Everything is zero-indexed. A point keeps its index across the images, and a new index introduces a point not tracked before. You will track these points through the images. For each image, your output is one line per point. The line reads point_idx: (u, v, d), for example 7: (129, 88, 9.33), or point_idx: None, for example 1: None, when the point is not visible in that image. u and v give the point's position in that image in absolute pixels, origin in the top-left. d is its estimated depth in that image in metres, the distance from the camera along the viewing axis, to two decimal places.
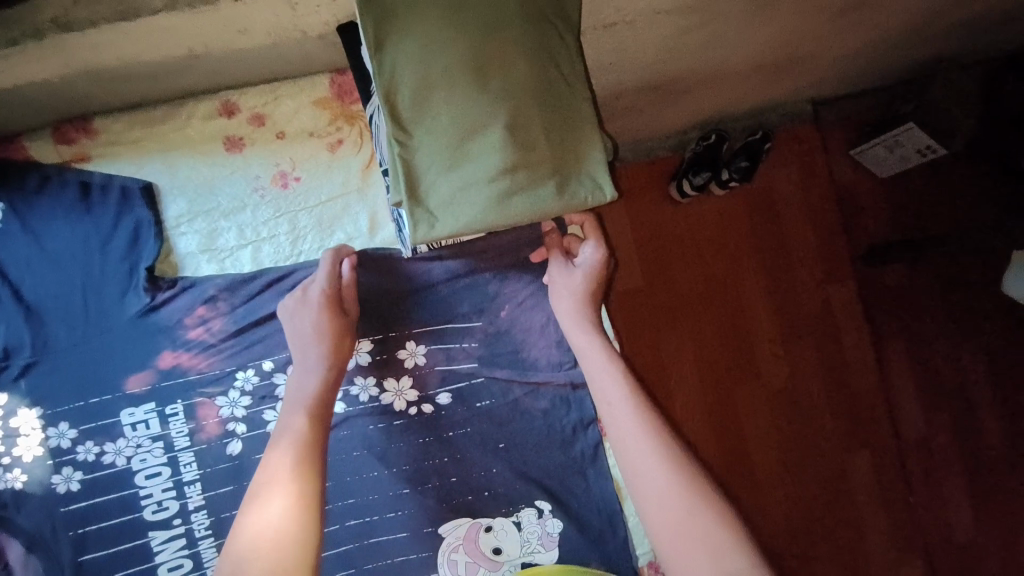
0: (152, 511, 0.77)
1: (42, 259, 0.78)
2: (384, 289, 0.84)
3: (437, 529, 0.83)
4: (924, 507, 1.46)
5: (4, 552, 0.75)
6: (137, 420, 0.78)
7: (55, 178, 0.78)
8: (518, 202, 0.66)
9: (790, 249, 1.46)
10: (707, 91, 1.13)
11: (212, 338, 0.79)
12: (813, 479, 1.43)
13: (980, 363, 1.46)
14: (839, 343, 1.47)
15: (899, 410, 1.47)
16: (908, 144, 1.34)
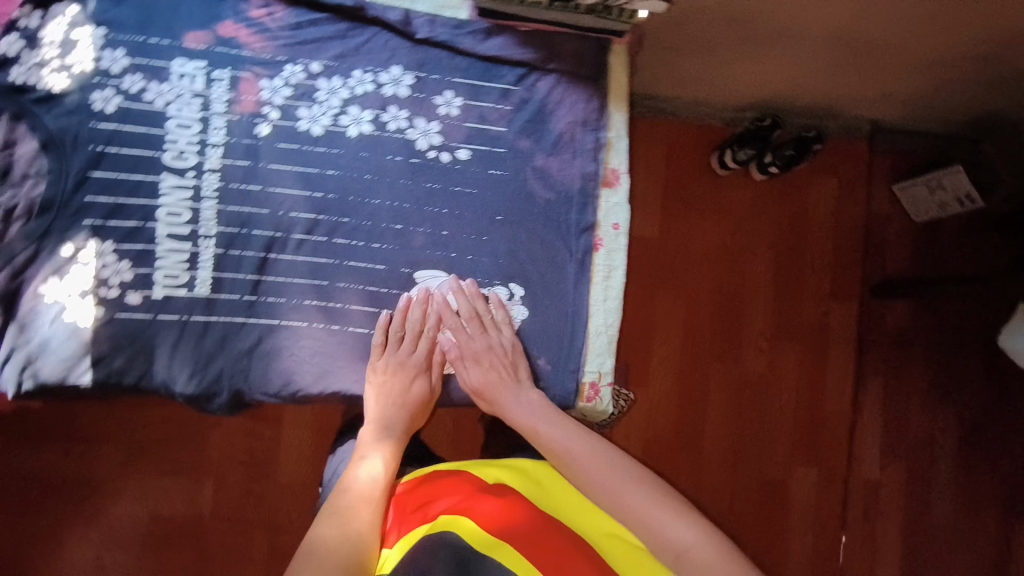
0: (171, 157, 0.83)
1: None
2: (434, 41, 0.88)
3: (414, 273, 0.89)
4: (855, 550, 1.44)
5: (17, 144, 0.80)
6: (184, 73, 0.83)
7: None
8: None
9: (809, 247, 1.44)
10: (779, 56, 1.11)
11: (272, 24, 0.85)
12: (756, 482, 1.41)
13: (955, 433, 1.45)
14: (824, 359, 1.44)
15: (862, 450, 1.44)
16: (948, 189, 1.35)
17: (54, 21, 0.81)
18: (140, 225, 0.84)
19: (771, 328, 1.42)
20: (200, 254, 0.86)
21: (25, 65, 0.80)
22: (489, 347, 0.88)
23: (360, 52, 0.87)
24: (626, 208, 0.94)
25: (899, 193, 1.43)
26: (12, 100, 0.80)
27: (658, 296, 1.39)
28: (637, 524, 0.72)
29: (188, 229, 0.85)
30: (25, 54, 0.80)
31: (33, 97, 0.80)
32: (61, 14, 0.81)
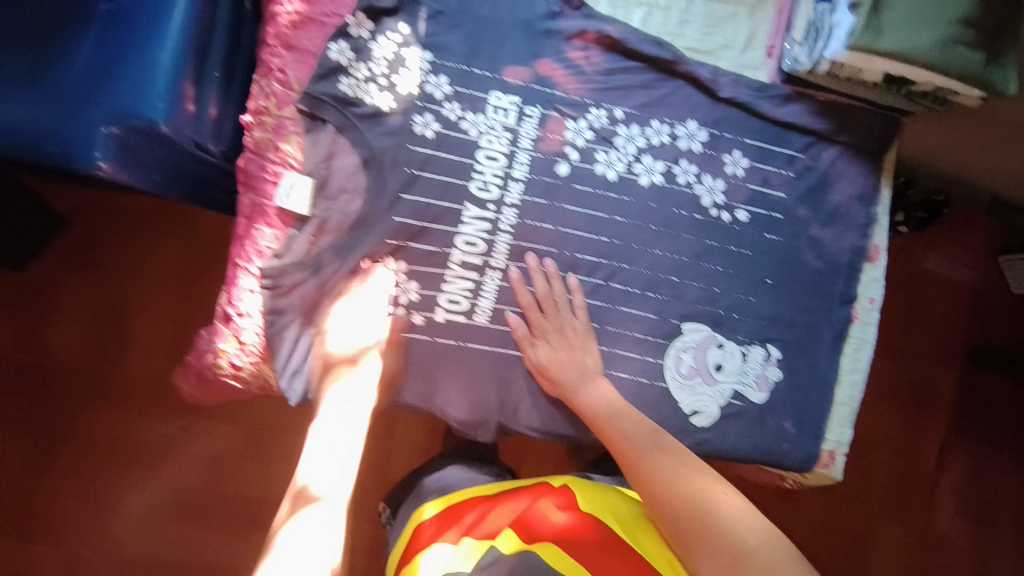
0: (477, 188, 0.85)
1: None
2: (728, 104, 0.88)
3: (682, 323, 0.91)
4: None
5: (337, 158, 0.82)
6: (500, 106, 0.84)
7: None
8: (954, 51, 0.72)
9: (948, 326, 1.41)
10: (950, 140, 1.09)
11: (587, 68, 0.85)
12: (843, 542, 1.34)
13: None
14: (925, 422, 1.37)
15: (945, 522, 1.35)
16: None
17: (385, 36, 0.80)
18: (439, 251, 0.85)
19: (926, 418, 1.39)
20: (485, 284, 0.87)
21: (354, 79, 0.80)
22: (561, 327, 0.87)
23: (662, 104, 0.88)
24: (882, 284, 0.95)
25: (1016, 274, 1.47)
26: (338, 113, 0.80)
27: None
28: (677, 513, 0.67)
29: (479, 259, 0.86)
30: (353, 67, 0.80)
31: (358, 113, 0.80)
32: (390, 30, 0.80)
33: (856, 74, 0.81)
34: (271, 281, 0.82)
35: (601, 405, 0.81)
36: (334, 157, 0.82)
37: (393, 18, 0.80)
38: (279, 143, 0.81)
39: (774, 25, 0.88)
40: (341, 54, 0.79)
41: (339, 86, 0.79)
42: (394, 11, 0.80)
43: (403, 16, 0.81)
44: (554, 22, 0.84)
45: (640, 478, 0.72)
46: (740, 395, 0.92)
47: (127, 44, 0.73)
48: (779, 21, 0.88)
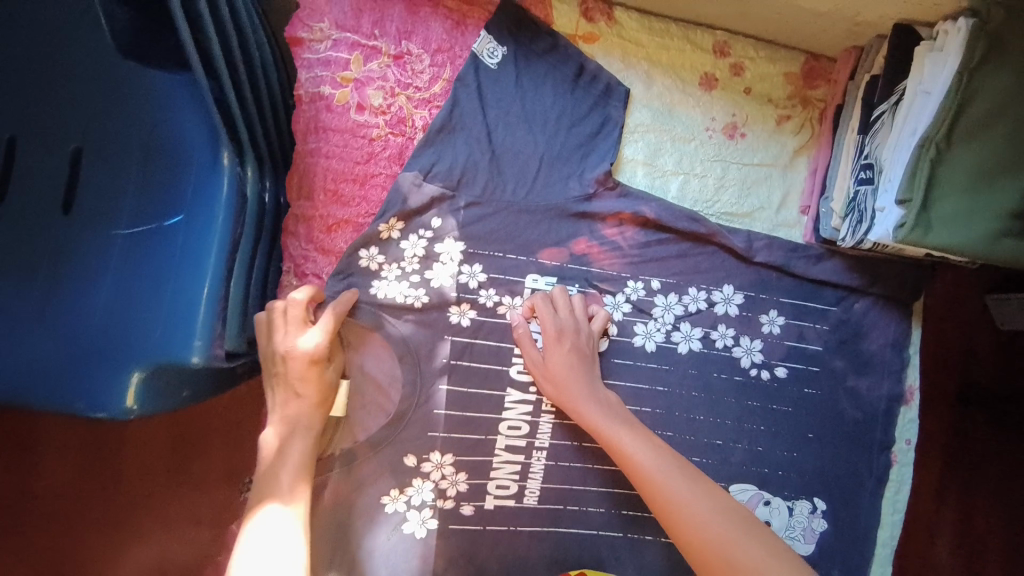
0: (517, 371, 0.82)
1: (519, 115, 0.81)
2: (760, 271, 0.89)
3: (730, 486, 0.89)
4: None
5: (370, 359, 0.78)
6: (537, 288, 0.82)
7: (562, 52, 0.81)
8: (1005, 244, 0.71)
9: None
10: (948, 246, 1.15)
11: (623, 243, 0.84)
12: None
13: None
14: None
15: None
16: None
17: (415, 234, 0.78)
18: (485, 438, 0.82)
19: None
20: (532, 466, 0.84)
21: (383, 279, 0.77)
22: (575, 329, 0.80)
23: (698, 271, 0.87)
24: (915, 423, 0.96)
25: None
26: (370, 313, 0.77)
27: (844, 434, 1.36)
28: (695, 531, 0.66)
29: (524, 442, 0.84)
30: (382, 267, 0.77)
31: (392, 312, 0.78)
32: (422, 226, 0.78)
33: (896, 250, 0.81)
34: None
35: (599, 417, 0.77)
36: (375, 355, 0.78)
37: (425, 214, 0.78)
38: None
39: (807, 184, 0.90)
40: (372, 257, 0.77)
41: (370, 292, 0.77)
42: (426, 207, 0.78)
43: (435, 211, 0.78)
44: (589, 203, 0.82)
45: (656, 503, 0.70)
46: None
47: (159, 276, 0.68)
48: (811, 178, 0.90)
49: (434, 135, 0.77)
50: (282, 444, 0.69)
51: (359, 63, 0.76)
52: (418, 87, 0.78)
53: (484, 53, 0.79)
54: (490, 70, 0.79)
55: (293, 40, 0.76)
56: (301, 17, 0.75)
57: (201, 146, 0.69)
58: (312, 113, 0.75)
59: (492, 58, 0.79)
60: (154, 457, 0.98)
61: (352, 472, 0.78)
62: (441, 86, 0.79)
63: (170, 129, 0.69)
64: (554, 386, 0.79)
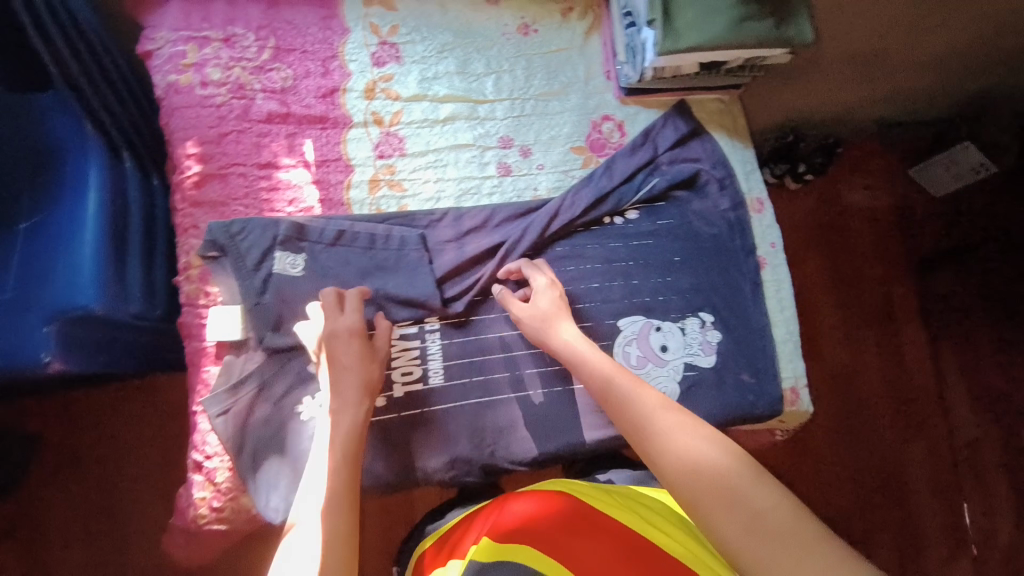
0: (393, 268, 0.94)
1: (343, 269, 0.93)
2: (582, 137, 1.03)
3: (618, 321, 0.99)
4: (910, 494, 1.64)
5: (263, 292, 0.90)
6: (390, 195, 0.97)
7: (348, 232, 0.93)
8: (747, 27, 0.85)
9: (854, 241, 1.86)
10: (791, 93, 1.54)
11: (457, 138, 1.00)
12: (843, 454, 1.66)
13: (957, 361, 1.76)
14: (869, 338, 1.76)
15: (867, 385, 1.72)
16: (964, 163, 1.84)
17: (276, 254, 0.90)
18: (379, 331, 0.93)
19: (867, 335, 1.77)
20: (429, 347, 0.94)
21: (243, 261, 0.89)
22: (543, 290, 0.90)
23: (535, 145, 1.02)
24: (776, 228, 1.06)
25: (915, 174, 1.90)
26: (243, 258, 0.89)
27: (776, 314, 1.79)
28: (687, 474, 0.59)
29: (415, 328, 0.94)
30: (242, 258, 0.89)
31: (255, 258, 0.89)
32: (282, 250, 0.91)
33: (676, 71, 0.96)
34: (224, 420, 0.86)
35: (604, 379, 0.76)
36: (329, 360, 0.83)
37: (274, 253, 0.90)
38: (206, 288, 0.91)
39: (618, 143, 1.03)
40: (282, 263, 0.91)
41: (241, 240, 0.89)
42: (268, 250, 0.90)
43: (282, 251, 0.91)
44: (411, 104, 0.99)
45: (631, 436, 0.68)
46: (692, 365, 0.99)
47: (51, 252, 0.83)
48: (620, 143, 1.04)
49: (281, 245, 0.91)
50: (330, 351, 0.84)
51: (194, 51, 0.93)
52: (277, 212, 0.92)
53: (285, 267, 0.91)
54: (293, 278, 0.91)
55: (145, 54, 0.94)
56: (145, 35, 0.94)
57: (75, 142, 0.87)
58: (167, 100, 0.92)
59: (294, 268, 0.91)
60: (138, 426, 1.19)
61: (269, 392, 0.89)
62: (296, 215, 0.93)
63: (47, 134, 0.87)
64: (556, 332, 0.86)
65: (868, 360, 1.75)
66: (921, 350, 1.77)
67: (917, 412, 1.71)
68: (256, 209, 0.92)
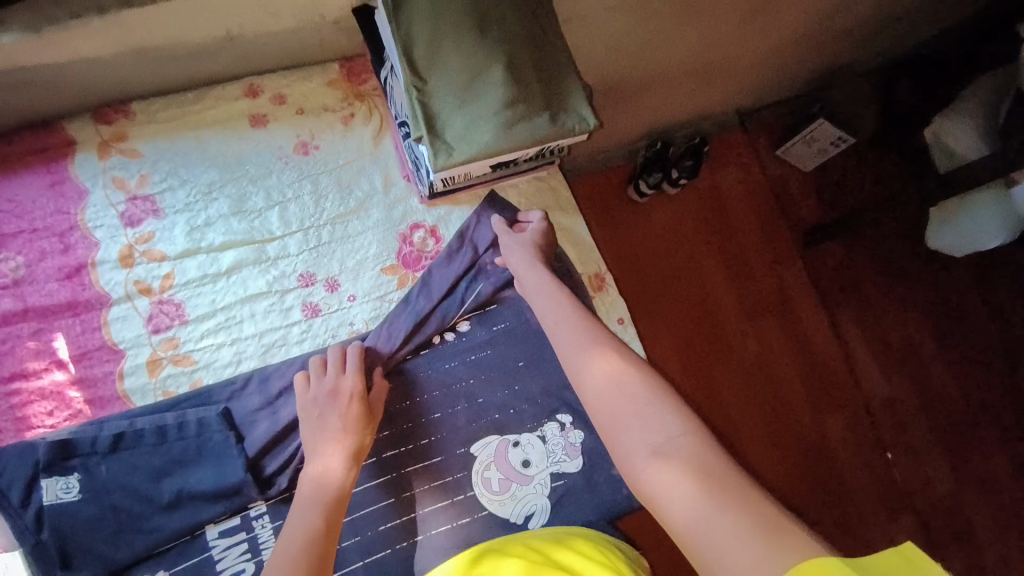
0: (193, 460, 0.80)
1: (133, 474, 0.78)
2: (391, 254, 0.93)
3: (471, 449, 0.91)
4: (829, 464, 1.79)
5: (39, 528, 0.75)
6: (178, 375, 0.83)
7: (129, 432, 0.79)
8: (519, 128, 0.79)
9: (742, 234, 1.90)
10: (645, 104, 1.56)
11: (245, 289, 0.87)
12: (769, 443, 1.77)
13: (852, 320, 1.90)
14: (769, 324, 1.86)
15: (778, 370, 1.83)
16: (823, 138, 1.80)
17: (46, 479, 0.76)
18: (192, 537, 0.80)
19: (768, 325, 1.86)
20: (259, 537, 0.81)
21: (2, 498, 0.75)
22: (530, 233, 0.92)
23: (342, 274, 0.91)
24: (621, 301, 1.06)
25: (784, 154, 1.92)
26: (3, 497, 0.75)
27: (678, 324, 1.81)
28: (612, 408, 0.61)
29: (238, 518, 0.81)
30: (2, 497, 0.75)
31: (18, 491, 0.75)
32: (50, 473, 0.76)
33: (469, 175, 0.87)
34: None
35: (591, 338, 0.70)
36: (318, 416, 0.80)
37: (39, 481, 0.75)
38: None
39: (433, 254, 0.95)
40: (52, 490, 0.76)
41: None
42: (32, 481, 0.76)
43: (52, 476, 0.76)
44: (183, 261, 0.86)
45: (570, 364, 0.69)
46: (560, 474, 0.93)
47: None
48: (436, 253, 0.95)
49: (45, 471, 0.76)
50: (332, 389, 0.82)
51: None
52: (38, 430, 0.78)
53: (58, 494, 0.76)
54: (72, 504, 0.76)
55: None
56: None
57: None
58: None
59: (69, 493, 0.76)
60: None
61: None
62: (60, 428, 0.79)
63: None
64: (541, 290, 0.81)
65: (769, 349, 1.83)
66: (820, 323, 1.88)
67: (825, 386, 1.84)
68: (11, 433, 0.78)
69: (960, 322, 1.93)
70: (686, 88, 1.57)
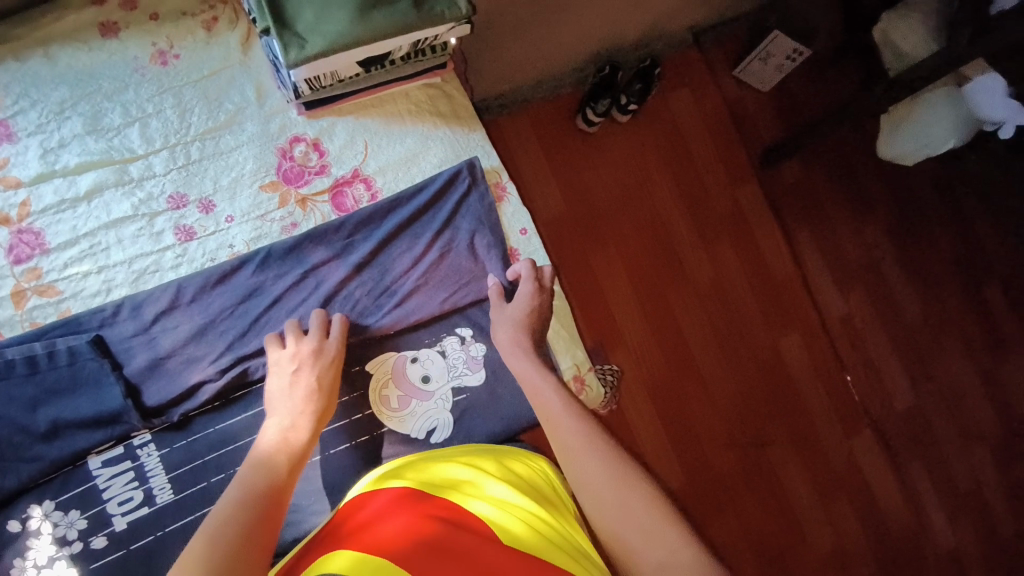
0: (66, 392, 0.78)
1: (8, 406, 0.77)
2: (271, 168, 0.88)
3: (365, 367, 0.88)
4: (783, 387, 1.75)
5: None
6: (45, 307, 0.80)
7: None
8: (376, 14, 0.72)
9: (697, 155, 1.79)
10: (588, 18, 1.46)
11: (111, 213, 0.82)
12: (723, 368, 1.72)
13: (810, 241, 1.84)
14: (722, 245, 1.77)
15: (731, 292, 1.75)
16: (777, 53, 1.72)
17: None
18: (76, 466, 0.79)
19: (721, 248, 1.77)
20: (146, 464, 0.81)
21: None
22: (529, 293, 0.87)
23: (222, 191, 0.86)
24: (525, 211, 0.99)
25: (741, 75, 1.83)
26: None
27: (618, 250, 1.71)
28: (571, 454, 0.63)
29: (122, 448, 0.80)
30: None
31: None
32: None
33: (338, 76, 0.82)
34: None
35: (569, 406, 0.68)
36: (295, 372, 0.76)
37: None
38: None
39: (368, 203, 0.90)
40: None
41: None
42: None
43: None
44: (39, 187, 0.80)
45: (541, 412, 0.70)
46: (462, 388, 0.91)
47: None
48: (372, 200, 0.91)
49: None
50: (314, 354, 0.78)
51: None
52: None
53: None
54: None
55: None
56: None
57: None
58: None
59: None
60: None
61: None
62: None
63: None
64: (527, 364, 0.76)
65: (721, 272, 1.76)
66: (776, 242, 1.80)
67: (789, 308, 1.78)
68: None
69: (923, 239, 1.90)
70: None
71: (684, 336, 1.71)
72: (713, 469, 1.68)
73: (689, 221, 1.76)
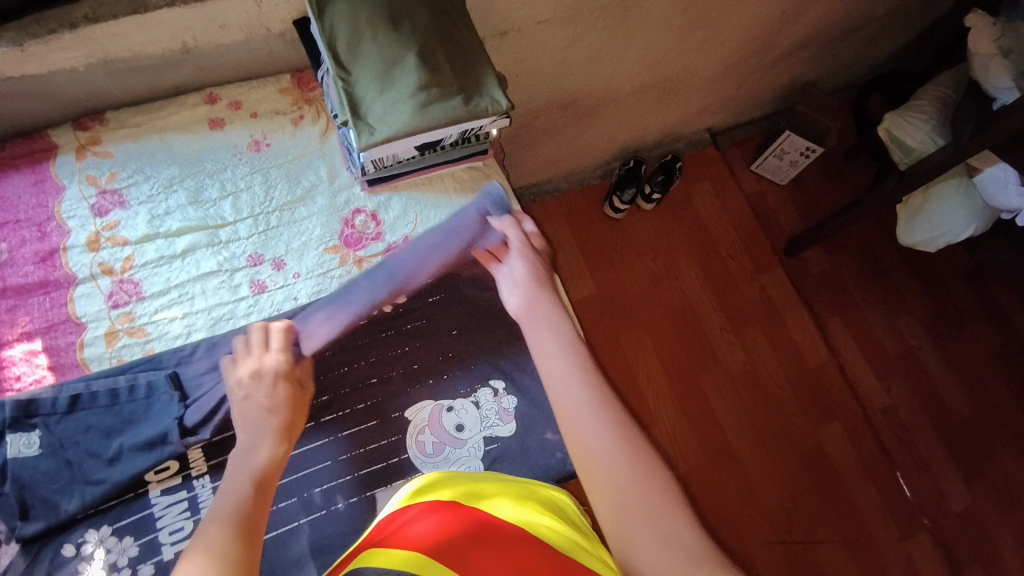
0: (139, 423, 0.87)
1: (88, 433, 0.86)
2: (336, 234, 1.02)
3: (404, 413, 0.95)
4: (824, 477, 1.67)
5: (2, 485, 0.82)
6: (132, 346, 0.91)
7: (84, 394, 0.86)
8: (433, 108, 0.88)
9: (720, 241, 1.88)
10: (615, 120, 1.65)
11: (199, 269, 0.96)
12: (758, 453, 1.67)
13: (838, 324, 1.86)
14: (749, 328, 1.79)
15: (762, 375, 1.75)
16: (791, 150, 1.82)
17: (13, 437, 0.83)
18: (135, 494, 0.85)
19: (750, 331, 1.79)
20: (199, 496, 0.86)
21: None
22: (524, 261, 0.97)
23: (292, 253, 1.00)
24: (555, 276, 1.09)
25: (759, 169, 1.97)
26: None
27: (645, 331, 1.77)
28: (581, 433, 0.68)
29: (179, 478, 0.86)
30: None
31: None
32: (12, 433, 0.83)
33: (396, 158, 0.97)
34: None
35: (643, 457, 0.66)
36: (245, 398, 0.85)
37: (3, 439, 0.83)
38: None
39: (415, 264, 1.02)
40: (14, 445, 0.83)
41: None
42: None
43: (18, 434, 0.83)
44: (142, 245, 0.96)
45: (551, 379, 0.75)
46: (494, 438, 0.96)
47: None
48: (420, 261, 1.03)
49: (11, 428, 0.83)
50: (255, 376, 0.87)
51: None
52: (6, 392, 0.86)
53: (20, 449, 0.83)
54: (30, 460, 0.83)
55: None
56: None
57: None
58: None
59: (29, 448, 0.83)
60: None
61: None
62: (25, 391, 0.86)
63: None
64: (583, 408, 0.69)
65: (750, 354, 1.77)
66: (805, 328, 1.81)
67: (825, 393, 1.75)
68: None
69: (956, 328, 1.88)
70: (649, 104, 1.64)
71: (715, 418, 1.69)
72: (755, 568, 1.56)
73: (714, 304, 1.81)
